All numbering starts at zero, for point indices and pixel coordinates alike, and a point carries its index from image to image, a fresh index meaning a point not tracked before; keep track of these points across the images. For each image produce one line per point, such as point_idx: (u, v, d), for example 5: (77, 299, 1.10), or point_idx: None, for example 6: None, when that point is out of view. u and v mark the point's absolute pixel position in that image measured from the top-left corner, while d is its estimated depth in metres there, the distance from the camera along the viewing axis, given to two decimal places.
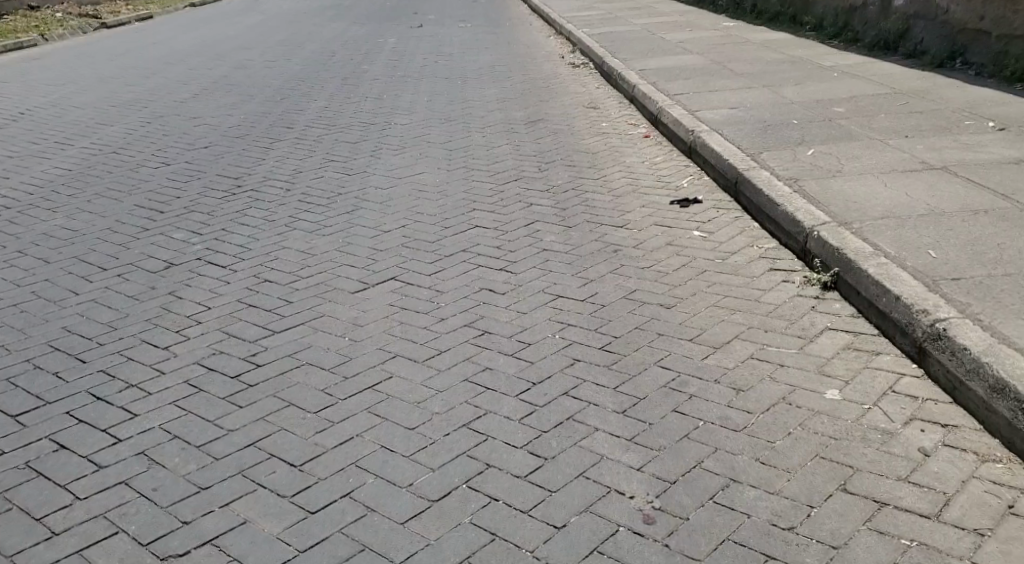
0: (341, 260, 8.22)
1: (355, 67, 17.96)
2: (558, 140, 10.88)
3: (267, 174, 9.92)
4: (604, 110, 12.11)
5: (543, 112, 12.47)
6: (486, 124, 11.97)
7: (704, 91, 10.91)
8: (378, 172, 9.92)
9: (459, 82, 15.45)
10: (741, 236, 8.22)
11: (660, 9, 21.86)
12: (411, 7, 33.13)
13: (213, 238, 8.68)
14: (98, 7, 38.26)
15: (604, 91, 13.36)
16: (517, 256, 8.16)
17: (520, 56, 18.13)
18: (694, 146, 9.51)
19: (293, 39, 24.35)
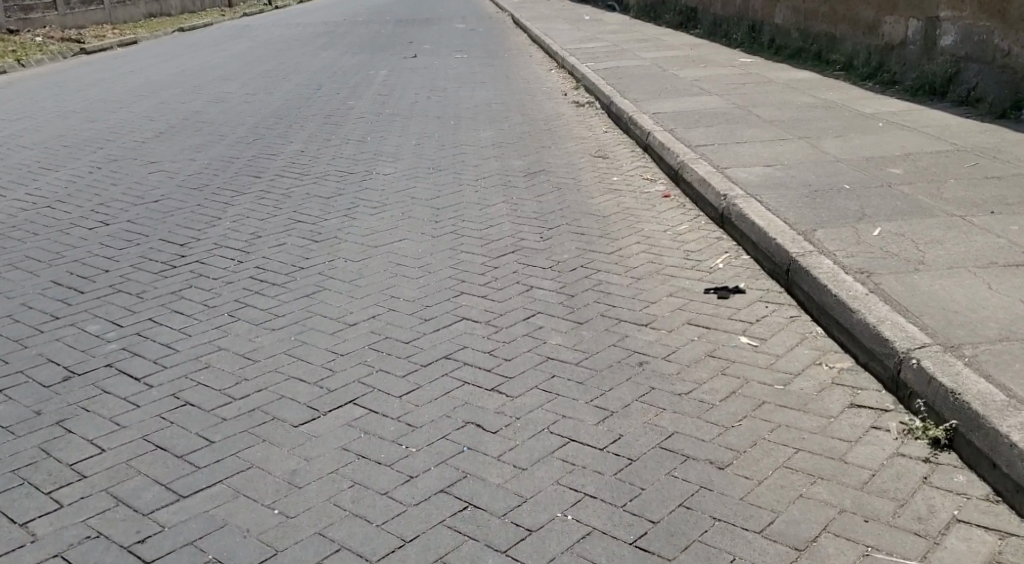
0: (289, 369, 6.72)
1: (338, 104, 16.60)
2: (564, 197, 9.45)
3: (218, 239, 8.44)
4: (615, 161, 10.68)
5: (546, 161, 11.07)
6: (481, 176, 10.54)
7: (731, 143, 9.49)
8: (349, 239, 8.45)
9: (452, 123, 14.05)
10: (804, 352, 6.71)
11: (668, 42, 20.45)
12: (406, 37, 31.73)
13: (134, 333, 7.10)
14: (82, 32, 37.00)
15: (613, 137, 11.95)
16: (513, 368, 6.68)
17: (517, 94, 16.71)
18: (726, 215, 8.13)
19: (279, 70, 23.01)
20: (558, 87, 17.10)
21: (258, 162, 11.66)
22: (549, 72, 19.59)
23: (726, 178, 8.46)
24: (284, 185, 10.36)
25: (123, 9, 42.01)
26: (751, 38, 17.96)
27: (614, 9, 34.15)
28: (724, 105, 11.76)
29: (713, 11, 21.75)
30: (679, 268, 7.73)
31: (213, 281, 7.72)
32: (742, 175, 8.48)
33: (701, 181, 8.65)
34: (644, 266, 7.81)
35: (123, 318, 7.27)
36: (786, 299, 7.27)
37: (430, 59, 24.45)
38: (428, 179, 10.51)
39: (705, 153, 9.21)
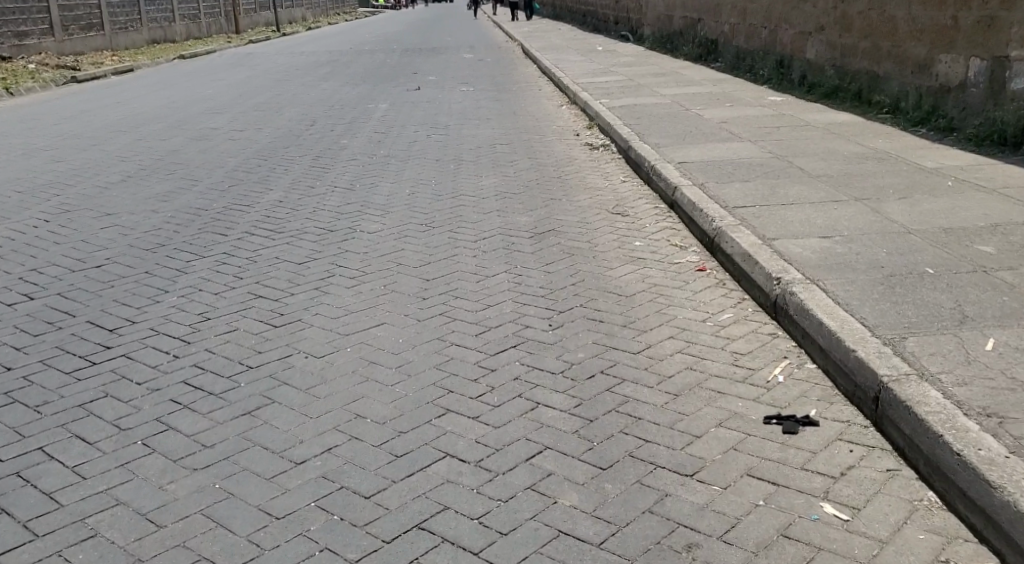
0: (197, 546, 5.79)
1: (329, 141, 15.32)
2: (580, 272, 8.29)
3: (158, 324, 7.68)
4: (637, 218, 9.36)
5: (558, 215, 9.70)
6: (483, 231, 9.35)
7: (776, 206, 8.40)
8: (308, 337, 7.50)
9: (453, 167, 12.74)
10: (919, 535, 5.70)
11: (688, 77, 19.09)
12: (411, 67, 30.40)
13: (20, 472, 6.28)
14: (80, 59, 35.71)
15: (635, 188, 10.60)
16: (507, 552, 5.69)
17: (525, 133, 15.37)
18: (779, 303, 7.34)
19: (273, 102, 21.70)
20: (570, 125, 15.73)
21: (229, 212, 10.41)
22: (560, 109, 18.25)
23: (786, 262, 7.57)
24: (262, 235, 9.39)
25: (124, 34, 40.72)
26: (781, 75, 16.57)
27: (629, 40, 32.77)
28: (759, 153, 10.40)
29: (735, 44, 20.43)
30: (730, 396, 6.72)
31: (136, 388, 6.97)
32: (796, 256, 7.65)
33: (748, 252, 7.82)
34: (685, 390, 6.82)
35: (14, 447, 6.47)
36: (876, 439, 6.34)
37: (434, 92, 23.13)
38: (419, 234, 9.36)
39: (747, 219, 8.20)
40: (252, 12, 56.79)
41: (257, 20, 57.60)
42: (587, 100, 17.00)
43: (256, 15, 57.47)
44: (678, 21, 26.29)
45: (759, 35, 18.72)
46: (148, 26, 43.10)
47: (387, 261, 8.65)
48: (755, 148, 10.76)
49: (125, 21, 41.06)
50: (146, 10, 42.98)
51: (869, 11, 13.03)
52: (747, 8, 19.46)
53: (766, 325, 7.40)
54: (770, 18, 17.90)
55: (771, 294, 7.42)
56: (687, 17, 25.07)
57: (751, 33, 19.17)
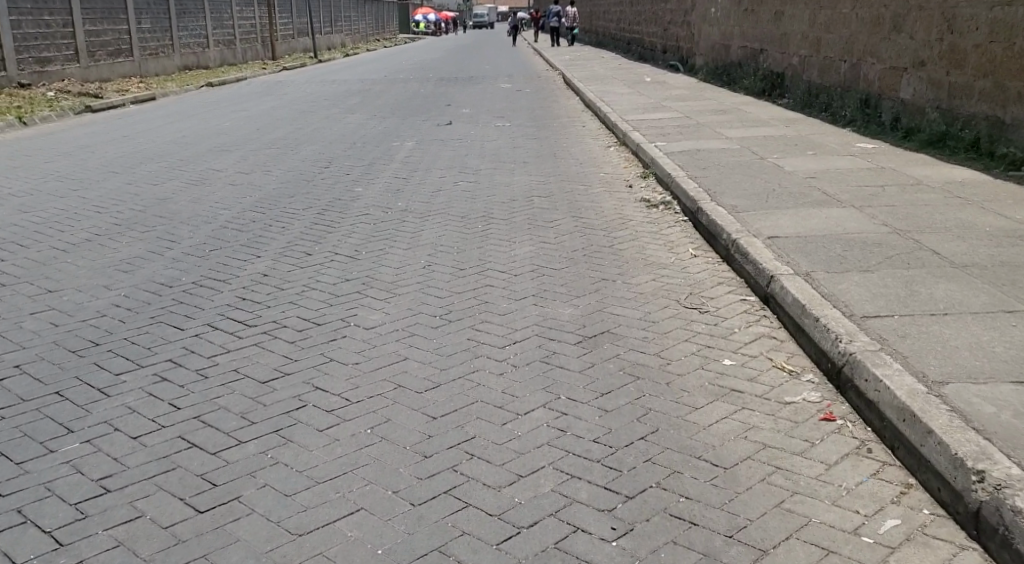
0: None
1: (345, 188, 13.25)
2: (662, 445, 6.26)
3: (31, 502, 5.87)
4: (725, 336, 7.30)
5: (610, 316, 7.59)
6: (513, 340, 7.31)
7: (929, 322, 6.83)
8: (233, 550, 5.58)
9: (484, 226, 10.61)
10: None
11: (754, 117, 17.00)
12: (447, 99, 28.33)
13: None
14: (104, 86, 33.77)
15: (708, 267, 8.44)
16: None
17: (567, 182, 13.19)
18: (987, 518, 5.53)
19: (293, 138, 19.58)
20: (619, 174, 13.53)
21: (204, 282, 8.46)
22: (607, 150, 16.09)
23: (979, 434, 5.85)
24: (222, 333, 7.46)
25: (155, 61, 38.90)
26: (870, 123, 14.37)
27: (680, 71, 30.58)
28: (868, 228, 8.26)
29: (806, 79, 18.18)
30: None
31: None
32: (992, 424, 5.93)
33: (914, 415, 6.05)
34: None
35: None
36: None
37: (468, 127, 21.00)
38: (427, 342, 7.33)
39: (885, 337, 6.68)
40: (289, 37, 55.04)
41: (294, 46, 55.81)
42: (637, 143, 14.76)
43: (293, 39, 55.74)
44: (736, 51, 24.06)
45: (838, 72, 16.48)
46: (180, 50, 41.26)
47: (378, 400, 6.66)
48: (862, 220, 8.58)
49: (155, 46, 39.21)
50: (178, 33, 41.19)
51: (990, 43, 11.14)
52: (823, 39, 17.25)
53: (963, 553, 5.53)
54: (853, 53, 15.72)
55: (969, 500, 5.63)
56: (747, 46, 22.86)
57: (829, 68, 16.96)
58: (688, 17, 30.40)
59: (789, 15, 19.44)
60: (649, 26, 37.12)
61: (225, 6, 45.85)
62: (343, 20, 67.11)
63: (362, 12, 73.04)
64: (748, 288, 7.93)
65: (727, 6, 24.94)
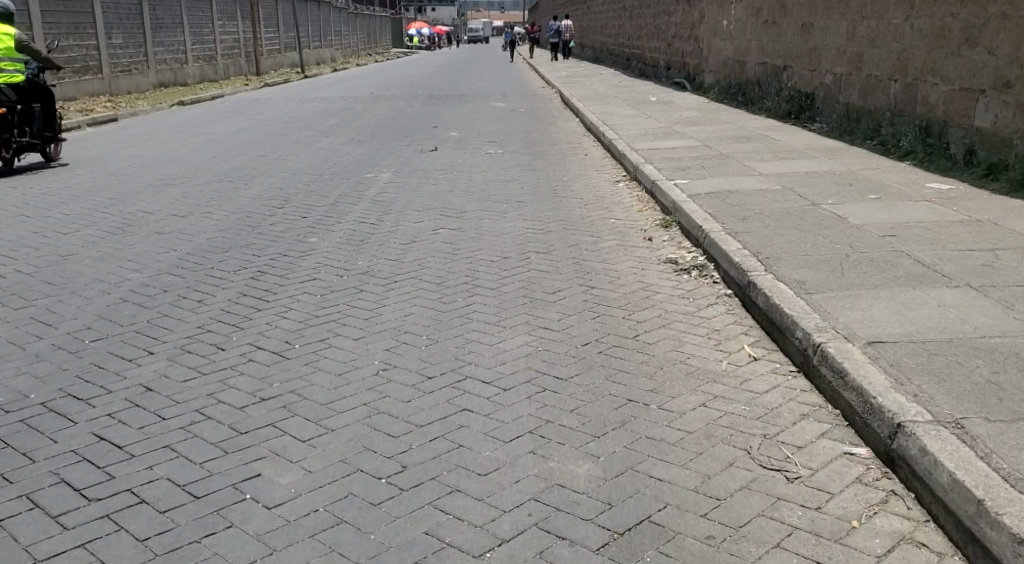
0: None
1: (299, 235, 10.89)
2: None
3: None
4: (851, 555, 5.47)
5: (668, 513, 5.73)
6: (497, 549, 5.54)
7: None
8: None
9: (467, 287, 8.43)
10: None
11: (786, 144, 14.72)
12: (434, 119, 25.91)
13: None
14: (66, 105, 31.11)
15: (790, 403, 6.52)
16: None
17: (568, 230, 10.79)
18: None
19: (255, 167, 17.12)
20: (635, 218, 11.15)
21: (66, 393, 6.73)
22: (617, 185, 13.70)
23: None
24: (43, 516, 5.80)
25: (126, 78, 36.21)
26: (935, 157, 12.01)
27: (686, 89, 28.26)
28: (1008, 359, 6.33)
29: (845, 100, 15.85)
30: None
31: None
32: None
33: None
34: None
35: None
36: None
37: (453, 154, 18.62)
38: (354, 553, 5.56)
39: None
40: (275, 53, 52.40)
41: (280, 62, 53.20)
42: (652, 179, 12.41)
43: (279, 55, 53.23)
44: (753, 67, 21.74)
45: (888, 93, 14.15)
46: (155, 67, 38.69)
47: None
48: (999, 332, 6.58)
49: (127, 63, 36.56)
50: (155, 51, 38.64)
51: None
52: (865, 54, 14.95)
53: None
54: (908, 72, 13.42)
55: None
56: (766, 62, 20.56)
57: (874, 88, 14.64)
58: (696, 30, 28.07)
59: (820, 26, 17.15)
60: (651, 40, 34.78)
61: (206, 21, 43.25)
62: (333, 34, 64.59)
63: (352, 27, 70.54)
64: (858, 435, 6.21)
65: (742, 16, 22.60)
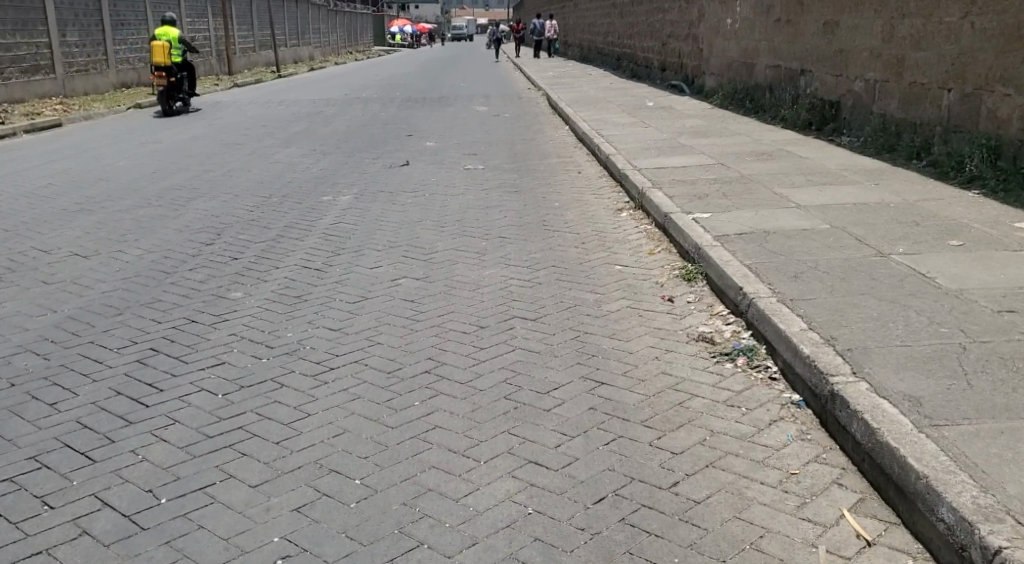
0: None
1: (220, 283, 8.79)
2: None
3: None
4: None
5: None
6: None
7: None
8: None
9: (420, 395, 6.68)
10: None
11: (815, 163, 12.57)
12: (408, 126, 23.57)
13: None
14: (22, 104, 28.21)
15: None
16: None
17: (559, 285, 8.51)
18: None
19: (193, 186, 14.79)
20: (648, 267, 8.89)
21: None
22: (620, 216, 11.48)
23: None
24: None
25: (86, 77, 33.08)
26: (1010, 189, 9.91)
27: (685, 92, 26.02)
28: None
29: (880, 112, 13.70)
30: None
31: None
32: None
33: None
34: None
35: None
36: None
37: (425, 169, 16.39)
38: None
39: None
40: (248, 51, 49.64)
41: (253, 61, 50.19)
42: (664, 213, 10.13)
43: (252, 53, 50.29)
44: (762, 71, 19.59)
45: (938, 105, 12.01)
46: (116, 66, 35.33)
47: None
48: None
49: (91, 53, 33.46)
50: (116, 50, 35.35)
51: None
52: (908, 57, 12.76)
53: None
54: (966, 81, 11.24)
55: None
56: (779, 66, 18.39)
57: (920, 97, 12.43)
58: (694, 29, 25.85)
59: (846, 26, 14.98)
60: (643, 39, 32.50)
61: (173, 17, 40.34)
62: (311, 34, 61.82)
63: (331, 24, 67.60)
64: None
65: (749, 15, 20.41)
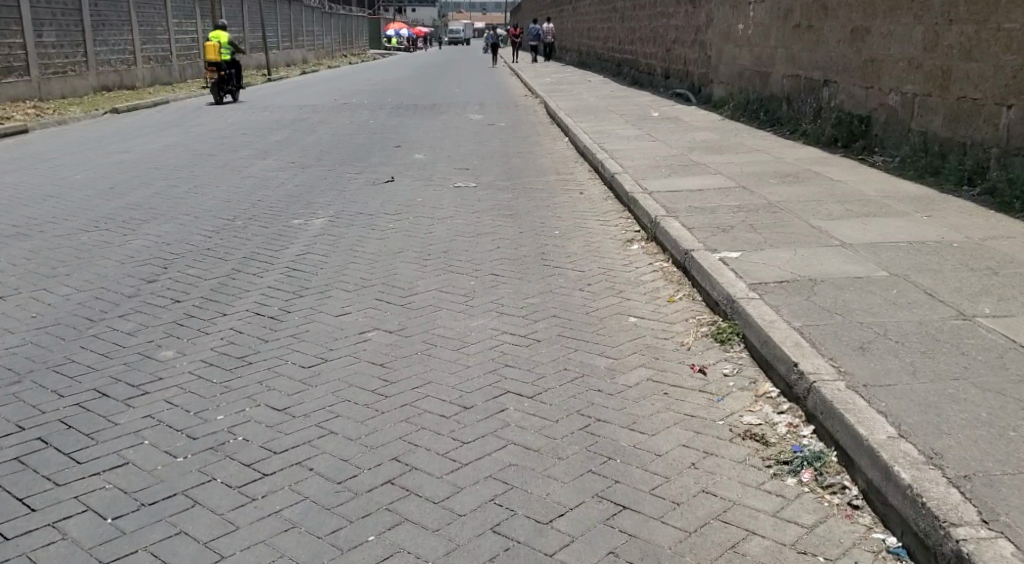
0: None
1: (148, 338, 7.31)
2: None
3: None
4: None
5: None
6: None
7: None
8: None
9: (376, 523, 5.25)
10: None
11: (851, 188, 11.12)
12: (397, 135, 22.04)
13: None
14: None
15: None
16: None
17: (563, 342, 7.04)
18: None
19: (154, 206, 13.28)
20: (669, 319, 7.41)
21: None
22: (629, 249, 9.99)
23: None
24: None
25: (66, 79, 31.39)
26: None
27: (691, 101, 24.63)
28: None
29: (919, 129, 12.23)
30: None
31: None
32: None
33: None
34: None
35: None
36: None
37: (411, 186, 14.89)
38: None
39: None
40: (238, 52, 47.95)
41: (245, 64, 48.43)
42: (684, 250, 8.64)
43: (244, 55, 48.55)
44: (778, 81, 18.11)
45: (995, 124, 10.63)
46: (97, 69, 33.44)
47: None
48: None
49: (71, 54, 31.77)
50: (97, 51, 33.47)
51: None
52: (954, 69, 11.33)
53: None
54: None
55: None
56: (797, 75, 16.95)
57: (970, 114, 11.04)
58: (701, 34, 24.35)
59: (877, 33, 13.51)
60: (645, 44, 31.00)
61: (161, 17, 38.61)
62: (304, 35, 60.19)
63: (325, 26, 65.99)
64: None
65: (763, 19, 18.96)
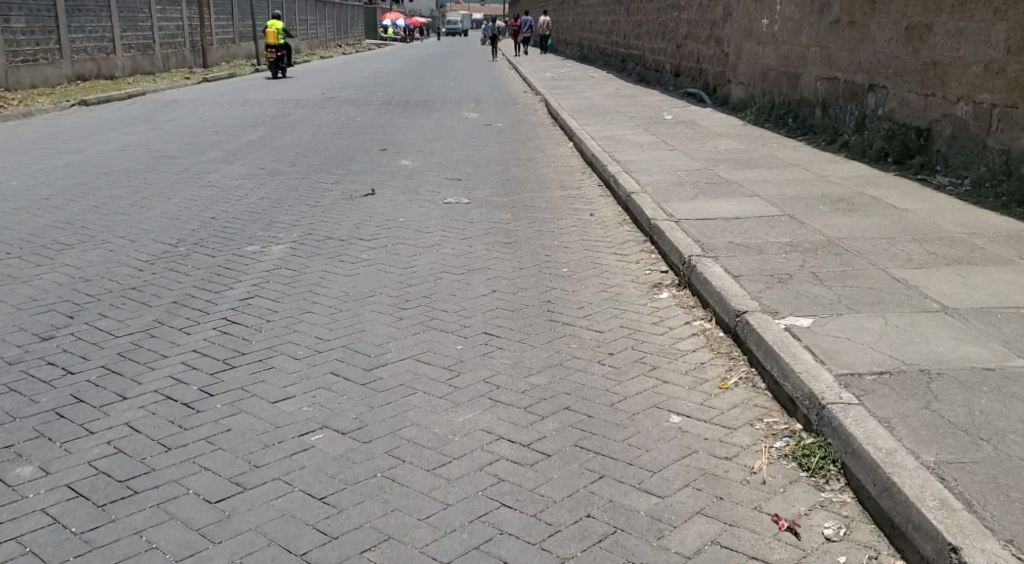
0: None
1: (6, 442, 5.34)
2: None
3: None
4: None
5: None
6: None
7: None
8: None
9: None
10: None
11: (924, 220, 9.16)
12: (384, 137, 20.02)
13: None
14: None
15: None
16: None
17: (585, 463, 5.14)
18: None
19: (92, 224, 11.26)
20: (726, 419, 5.47)
21: None
22: (658, 297, 7.99)
23: None
24: None
25: (39, 69, 29.21)
26: None
27: (703, 103, 22.66)
28: None
29: (999, 147, 10.45)
30: None
31: None
32: None
33: None
34: None
35: None
36: None
37: (393, 200, 12.89)
38: None
39: None
40: (229, 44, 45.78)
41: (233, 54, 46.09)
42: (735, 310, 6.69)
43: (233, 46, 46.17)
44: (810, 83, 16.11)
45: None
46: (72, 57, 31.13)
47: None
48: None
49: (44, 41, 29.58)
50: (72, 39, 31.18)
51: None
52: None
53: None
54: None
55: None
56: (835, 78, 14.96)
57: None
58: (717, 29, 22.33)
59: (942, 32, 11.53)
60: (652, 40, 29.05)
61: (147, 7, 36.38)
62: (297, 25, 58.03)
63: (319, 17, 63.83)
64: None
65: (792, 15, 16.99)
